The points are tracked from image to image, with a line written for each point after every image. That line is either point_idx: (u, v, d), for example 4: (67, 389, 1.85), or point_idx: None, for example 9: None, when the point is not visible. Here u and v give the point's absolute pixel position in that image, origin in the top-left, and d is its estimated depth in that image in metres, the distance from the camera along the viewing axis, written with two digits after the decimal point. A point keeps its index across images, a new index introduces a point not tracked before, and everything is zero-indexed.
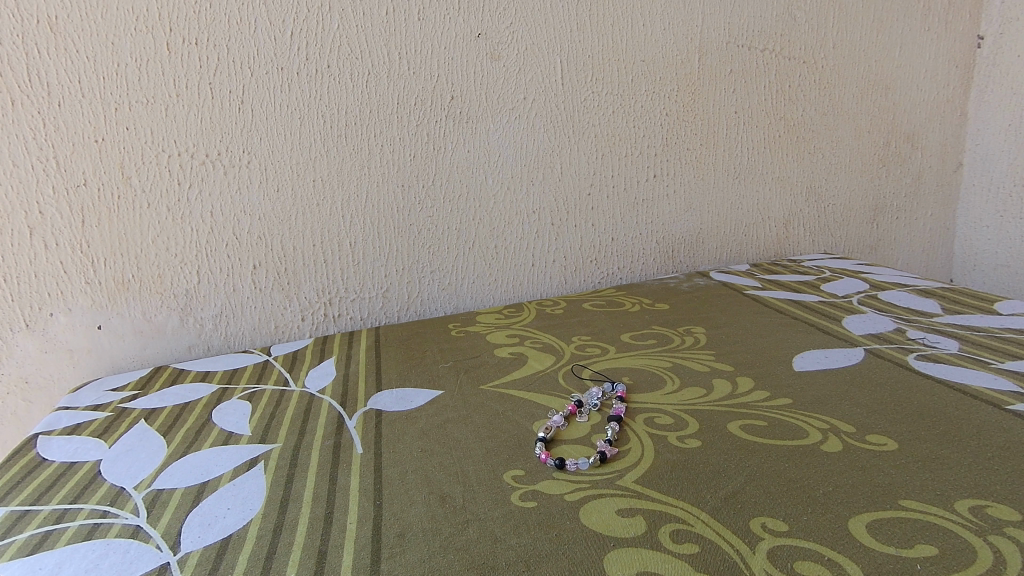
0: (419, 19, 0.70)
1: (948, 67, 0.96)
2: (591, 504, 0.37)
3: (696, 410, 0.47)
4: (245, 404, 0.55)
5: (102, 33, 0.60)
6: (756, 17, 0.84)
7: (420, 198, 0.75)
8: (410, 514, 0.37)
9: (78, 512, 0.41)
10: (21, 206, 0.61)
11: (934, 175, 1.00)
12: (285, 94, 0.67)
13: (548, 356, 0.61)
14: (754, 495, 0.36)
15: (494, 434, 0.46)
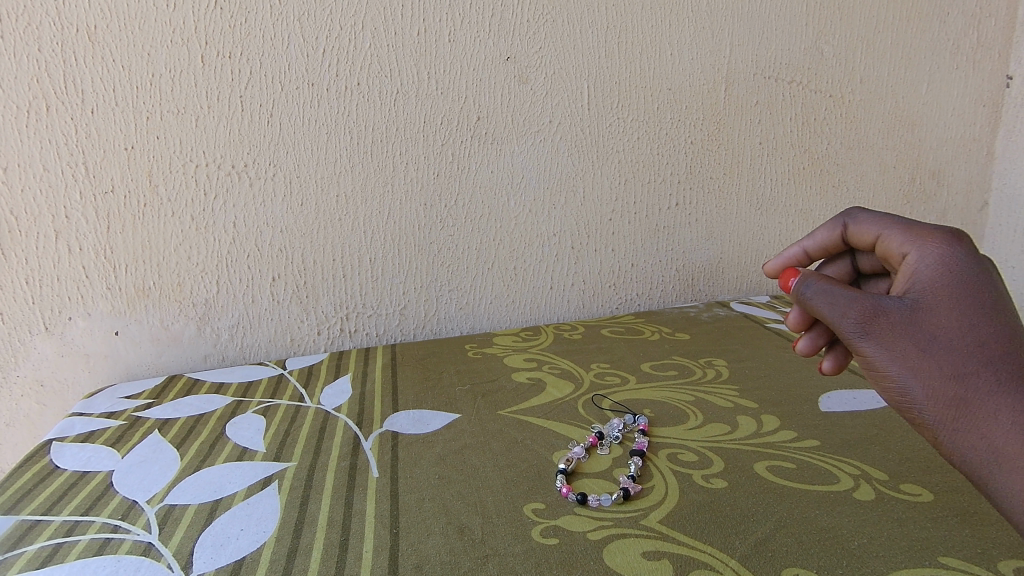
0: (450, 41, 0.70)
1: (976, 105, 0.95)
2: (614, 544, 0.36)
3: (721, 448, 0.46)
4: (259, 419, 0.55)
5: (139, 44, 0.61)
6: (784, 50, 0.84)
7: (442, 217, 0.75)
8: (428, 545, 0.36)
9: (90, 525, 0.40)
10: (48, 210, 0.62)
11: (959, 213, 0.99)
12: (314, 109, 0.68)
13: (567, 384, 0.60)
14: (785, 544, 0.35)
15: (514, 463, 0.45)
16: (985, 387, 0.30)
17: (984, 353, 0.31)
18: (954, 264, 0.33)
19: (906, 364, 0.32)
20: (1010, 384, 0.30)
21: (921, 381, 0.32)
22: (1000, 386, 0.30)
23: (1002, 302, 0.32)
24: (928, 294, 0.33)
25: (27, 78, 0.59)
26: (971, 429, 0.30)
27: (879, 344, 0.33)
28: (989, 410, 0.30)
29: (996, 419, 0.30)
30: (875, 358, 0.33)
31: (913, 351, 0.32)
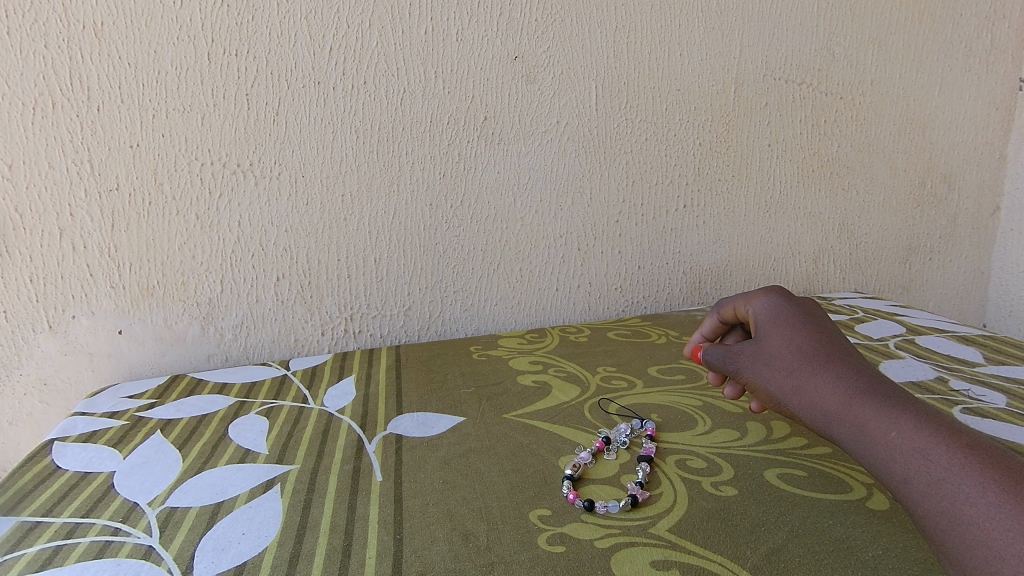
0: (457, 40, 0.70)
1: (988, 108, 0.94)
2: (622, 553, 0.35)
3: (730, 455, 0.45)
4: (262, 420, 0.54)
5: (145, 41, 0.61)
6: (795, 51, 0.83)
7: (448, 218, 0.74)
8: (432, 552, 0.36)
9: (90, 527, 0.40)
10: (53, 207, 0.62)
11: (970, 218, 0.98)
12: (320, 108, 0.67)
13: (573, 387, 0.59)
14: (798, 555, 0.34)
15: (519, 468, 0.44)
16: (806, 366, 0.40)
17: (802, 345, 0.41)
18: (770, 301, 0.46)
19: (754, 367, 0.42)
20: (823, 362, 0.39)
21: (770, 375, 0.41)
22: (818, 364, 0.39)
23: (812, 318, 0.44)
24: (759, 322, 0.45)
25: (33, 75, 0.59)
26: (807, 399, 0.38)
27: (736, 359, 0.44)
28: (814, 382, 0.39)
29: (822, 388, 0.38)
30: (742, 370, 0.43)
31: (758, 357, 0.42)
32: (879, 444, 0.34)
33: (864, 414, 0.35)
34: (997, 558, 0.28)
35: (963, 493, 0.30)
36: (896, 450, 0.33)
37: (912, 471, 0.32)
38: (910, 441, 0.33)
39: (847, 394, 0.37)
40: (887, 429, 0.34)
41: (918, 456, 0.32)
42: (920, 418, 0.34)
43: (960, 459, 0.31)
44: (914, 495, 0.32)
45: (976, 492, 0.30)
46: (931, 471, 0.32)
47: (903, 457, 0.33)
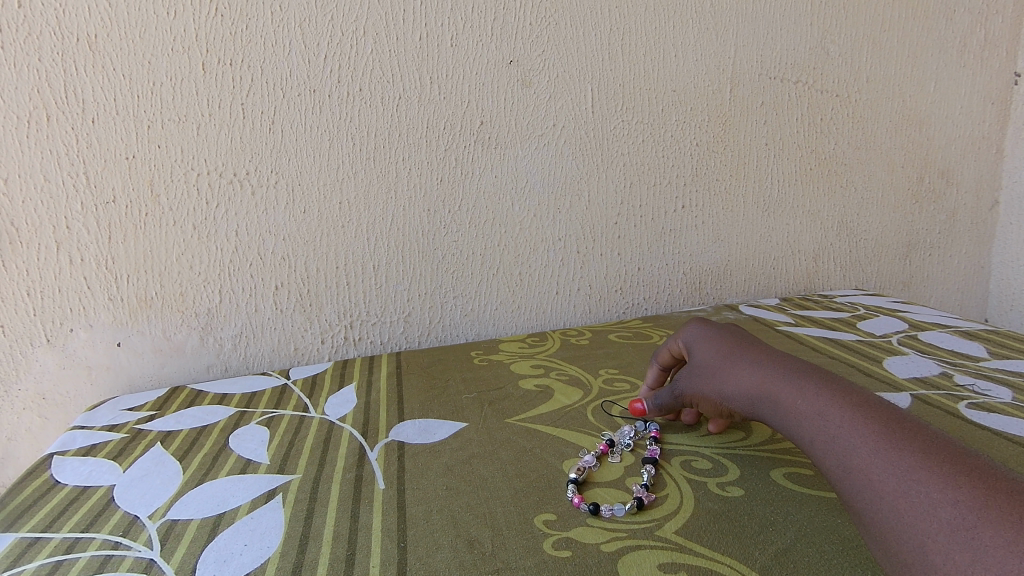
0: (452, 45, 0.70)
1: (984, 103, 0.94)
2: (629, 556, 0.35)
3: (736, 455, 0.45)
4: (263, 430, 0.54)
5: (140, 52, 0.61)
6: (789, 50, 0.83)
7: (446, 223, 0.74)
8: (436, 559, 0.35)
9: (90, 542, 0.39)
10: (49, 220, 0.61)
11: (969, 212, 0.98)
12: (316, 116, 0.67)
13: (575, 390, 0.59)
14: (807, 554, 0.34)
15: (523, 473, 0.44)
16: (731, 362, 0.46)
17: (726, 349, 0.48)
18: (695, 324, 0.53)
19: (691, 377, 0.48)
20: (743, 358, 0.46)
21: (703, 380, 0.47)
22: (739, 359, 0.46)
23: (734, 330, 0.51)
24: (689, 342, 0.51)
25: (27, 88, 0.58)
26: (734, 389, 0.44)
27: (677, 381, 0.49)
28: (735, 375, 0.45)
29: (744, 377, 0.44)
30: (683, 388, 0.48)
31: (693, 369, 0.48)
32: (793, 416, 0.39)
33: (778, 391, 0.41)
34: (877, 498, 0.32)
35: (852, 444, 0.35)
36: (806, 417, 0.38)
37: (817, 433, 0.37)
38: (814, 408, 0.38)
39: (765, 379, 0.43)
40: (799, 402, 0.39)
41: (820, 419, 0.37)
42: (822, 389, 0.39)
43: (852, 417, 0.36)
44: (819, 454, 0.36)
45: (863, 445, 0.34)
46: (829, 430, 0.36)
47: (810, 423, 0.38)
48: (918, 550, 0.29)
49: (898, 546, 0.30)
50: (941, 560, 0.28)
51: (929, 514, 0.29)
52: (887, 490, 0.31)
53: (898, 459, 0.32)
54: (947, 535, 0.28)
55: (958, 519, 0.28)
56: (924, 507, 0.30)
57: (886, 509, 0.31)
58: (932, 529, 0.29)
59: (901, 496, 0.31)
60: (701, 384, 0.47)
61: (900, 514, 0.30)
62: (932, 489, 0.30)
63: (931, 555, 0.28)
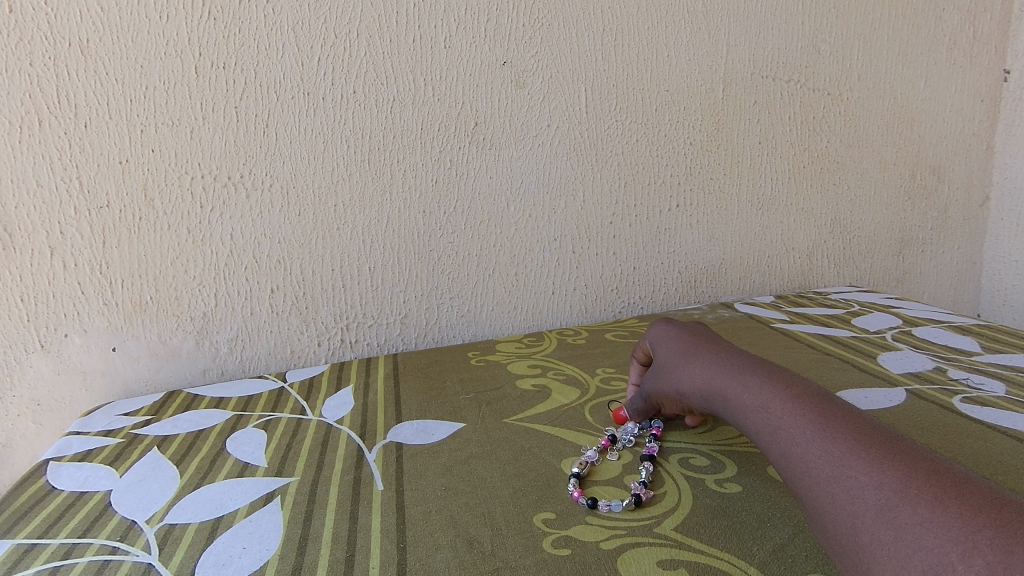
0: (446, 47, 0.70)
1: (973, 100, 0.95)
2: (629, 554, 0.35)
3: (733, 452, 0.45)
4: (260, 433, 0.54)
5: (132, 56, 0.61)
6: (781, 49, 0.84)
7: (441, 224, 0.74)
8: (436, 560, 0.35)
9: (87, 547, 0.39)
10: (42, 226, 0.61)
11: (960, 209, 0.99)
12: (310, 118, 0.67)
13: (573, 390, 0.59)
14: (805, 549, 0.34)
15: (521, 473, 0.44)
16: (687, 362, 0.47)
17: (684, 349, 0.48)
18: (660, 328, 0.54)
19: (655, 379, 0.49)
20: (699, 358, 0.46)
21: (665, 381, 0.48)
22: (695, 358, 0.46)
23: (695, 330, 0.51)
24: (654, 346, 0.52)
25: (19, 93, 0.58)
26: (690, 387, 0.45)
27: (645, 384, 0.50)
28: (689, 373, 0.46)
29: (699, 375, 0.45)
30: (649, 389, 0.49)
31: (657, 371, 0.49)
32: (740, 411, 0.40)
33: (727, 388, 0.42)
34: (813, 484, 0.32)
35: (792, 435, 0.35)
36: (752, 412, 0.39)
37: (762, 426, 0.37)
38: (758, 402, 0.39)
39: (717, 376, 0.43)
40: (745, 398, 0.40)
41: (764, 413, 0.38)
42: (766, 383, 0.39)
43: (792, 409, 0.36)
44: (764, 446, 0.37)
45: (801, 434, 0.35)
46: (772, 422, 0.37)
47: (756, 417, 0.38)
48: (847, 531, 0.29)
49: (830, 528, 0.30)
50: (869, 538, 0.28)
51: (856, 496, 0.30)
52: (822, 475, 0.32)
53: (832, 446, 0.33)
54: (872, 516, 0.29)
55: (884, 500, 0.29)
56: (853, 490, 0.30)
57: (820, 494, 0.32)
58: (859, 511, 0.29)
59: (833, 482, 0.31)
60: (663, 385, 0.48)
61: (831, 499, 0.31)
62: (859, 474, 0.31)
63: (859, 535, 0.29)
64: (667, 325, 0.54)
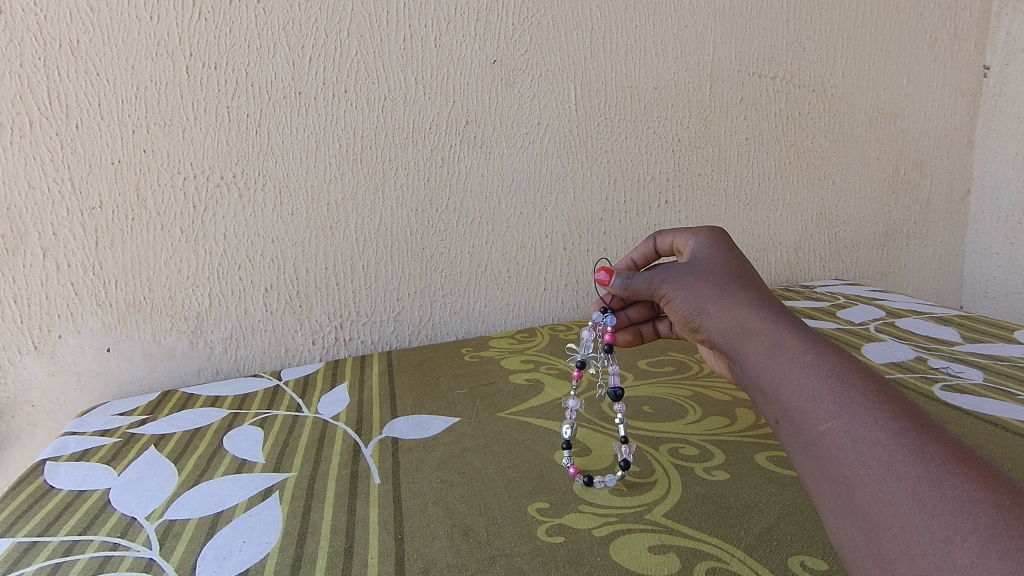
0: (436, 46, 0.71)
1: (955, 96, 0.97)
2: (621, 540, 0.36)
3: (721, 441, 0.47)
4: (257, 430, 0.54)
5: (123, 57, 0.61)
6: (766, 46, 0.85)
7: (433, 222, 0.75)
8: (433, 549, 0.36)
9: (87, 544, 0.40)
10: (35, 227, 0.61)
11: (943, 202, 1.01)
12: (302, 118, 0.67)
13: (565, 383, 0.60)
14: (789, 531, 0.36)
15: (515, 464, 0.45)
16: (733, 291, 0.39)
17: (732, 276, 0.41)
18: (714, 241, 0.46)
19: (682, 287, 0.42)
20: (749, 293, 0.39)
21: (694, 295, 0.41)
22: (743, 291, 0.39)
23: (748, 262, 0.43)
24: (696, 256, 0.44)
25: (10, 95, 0.58)
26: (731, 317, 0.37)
27: (667, 276, 0.43)
28: (735, 303, 0.38)
29: (743, 312, 0.37)
30: (666, 283, 0.43)
31: (690, 279, 0.42)
32: (791, 360, 0.32)
33: (780, 333, 0.34)
34: (893, 479, 0.25)
35: (870, 415, 0.28)
36: (809, 368, 0.31)
37: (823, 387, 0.30)
38: (825, 360, 0.31)
39: (769, 317, 0.36)
40: (806, 351, 0.32)
41: (831, 375, 0.30)
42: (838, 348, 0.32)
43: (872, 384, 0.29)
44: (815, 409, 0.29)
45: (884, 418, 0.27)
46: (843, 390, 0.29)
47: (813, 373, 0.31)
48: (933, 547, 0.23)
49: (905, 536, 0.24)
50: (967, 561, 0.22)
51: (965, 512, 0.23)
52: (909, 472, 0.25)
53: (926, 444, 0.26)
54: (982, 538, 0.22)
55: (1004, 523, 0.22)
56: (960, 504, 0.24)
57: (902, 494, 0.25)
58: (964, 529, 0.23)
59: (926, 485, 0.25)
60: (690, 300, 0.41)
61: (921, 506, 0.24)
62: (972, 489, 0.24)
63: (955, 556, 0.23)
64: (726, 240, 0.46)
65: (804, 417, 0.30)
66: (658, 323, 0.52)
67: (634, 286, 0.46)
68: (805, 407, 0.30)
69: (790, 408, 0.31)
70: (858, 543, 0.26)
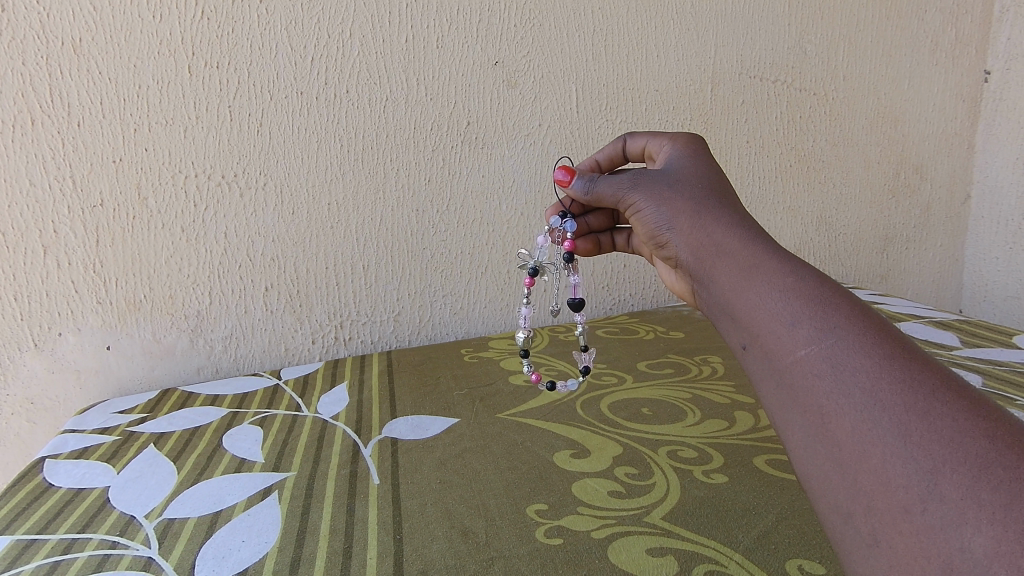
0: (438, 47, 0.71)
1: (956, 100, 0.97)
2: (619, 542, 0.36)
3: (719, 443, 0.47)
4: (256, 429, 0.54)
5: (125, 56, 0.61)
6: (768, 50, 0.85)
7: (434, 223, 0.75)
8: (432, 550, 0.36)
9: (87, 542, 0.40)
10: (36, 225, 0.61)
11: (943, 206, 1.01)
12: (304, 118, 0.68)
13: (565, 385, 0.60)
14: (787, 535, 0.36)
15: (514, 466, 0.45)
16: (709, 209, 0.40)
17: (708, 194, 0.41)
18: (693, 153, 0.46)
19: (655, 198, 0.43)
20: (727, 213, 0.39)
21: (668, 210, 0.42)
22: (719, 211, 0.39)
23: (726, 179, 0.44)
24: (673, 167, 0.45)
25: (12, 92, 0.58)
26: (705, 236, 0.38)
27: (641, 190, 0.44)
28: (710, 223, 0.39)
29: (719, 230, 0.38)
30: (639, 198, 0.44)
31: (666, 192, 0.43)
32: (769, 285, 0.32)
33: (759, 255, 0.35)
34: (878, 408, 0.26)
35: (852, 341, 0.28)
36: (788, 292, 0.31)
37: (804, 312, 0.30)
38: (805, 285, 0.31)
39: (746, 238, 0.36)
40: (785, 275, 0.32)
41: (809, 300, 0.30)
42: (810, 269, 0.32)
43: (853, 311, 0.29)
44: (794, 335, 0.30)
45: (867, 346, 0.28)
46: (825, 317, 0.29)
47: (793, 298, 0.31)
48: (918, 478, 0.24)
49: (887, 467, 0.24)
50: (957, 493, 0.23)
51: (955, 441, 0.24)
52: (894, 401, 0.26)
53: (913, 369, 0.26)
54: (970, 469, 0.23)
55: (992, 453, 0.23)
56: (950, 433, 0.24)
57: (887, 423, 0.25)
58: (953, 460, 0.23)
59: (914, 414, 0.25)
60: (663, 213, 0.42)
61: (908, 435, 0.25)
62: (960, 417, 0.24)
63: (942, 487, 0.23)
64: (704, 153, 0.46)
65: (782, 343, 0.30)
66: (615, 234, 0.58)
67: (598, 190, 0.47)
68: (784, 333, 0.30)
69: (765, 333, 0.31)
70: (830, 475, 0.26)
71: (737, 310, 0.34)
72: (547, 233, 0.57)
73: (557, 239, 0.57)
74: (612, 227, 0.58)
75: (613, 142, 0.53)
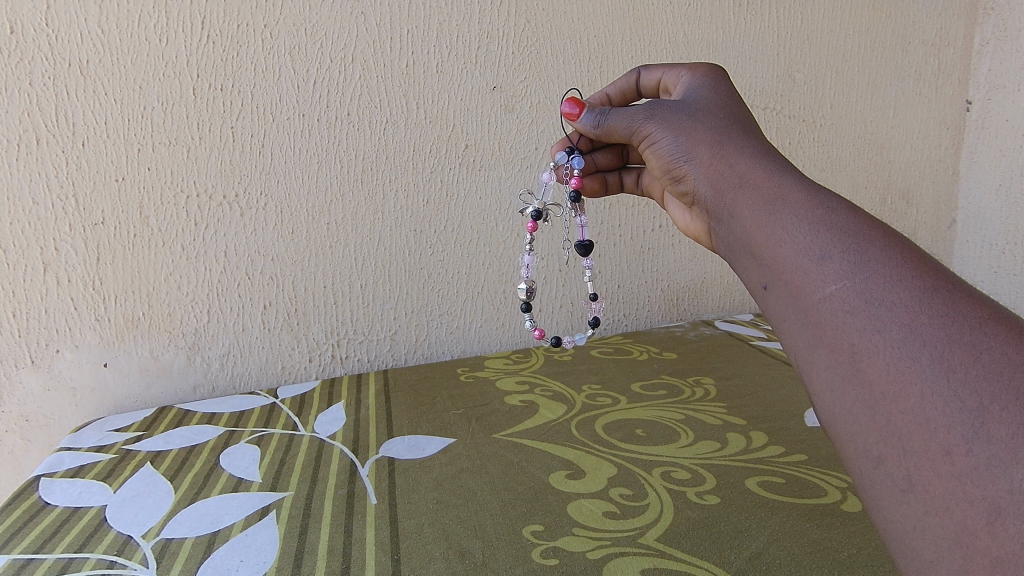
0: (437, 72, 0.73)
1: (939, 128, 1.00)
2: (614, 563, 0.37)
3: (712, 465, 0.48)
4: (253, 449, 0.55)
5: (131, 78, 0.62)
6: (758, 78, 0.88)
7: (432, 243, 0.76)
8: (429, 571, 0.37)
9: (84, 561, 0.40)
10: (37, 242, 0.62)
11: (929, 231, 1.03)
12: (306, 139, 0.69)
13: (560, 405, 0.61)
14: (779, 556, 0.37)
15: (511, 486, 0.46)
16: (732, 142, 0.41)
17: (729, 125, 0.43)
18: (712, 82, 0.47)
19: (672, 129, 0.44)
20: (747, 144, 0.40)
21: (687, 142, 0.43)
22: (742, 144, 0.41)
23: (745, 106, 0.45)
24: (691, 96, 0.46)
25: (18, 112, 0.59)
26: (727, 172, 0.40)
27: (657, 121, 0.45)
28: (731, 157, 0.40)
29: (741, 162, 0.39)
30: (655, 130, 0.45)
31: (684, 123, 0.44)
32: (796, 219, 0.33)
33: (783, 189, 0.36)
34: (916, 344, 0.26)
35: (886, 274, 0.29)
36: (818, 224, 0.32)
37: (834, 247, 0.31)
38: (833, 218, 0.32)
39: (769, 171, 0.37)
40: (815, 209, 0.33)
41: (837, 233, 0.31)
42: (836, 199, 0.33)
43: (887, 242, 0.30)
44: (823, 271, 0.31)
45: (903, 280, 0.28)
46: (859, 250, 0.30)
47: (821, 232, 0.32)
48: (963, 417, 0.24)
49: (928, 407, 0.25)
50: (1003, 439, 0.23)
51: (1004, 374, 0.24)
52: (936, 338, 0.26)
53: (955, 303, 0.27)
54: (1015, 418, 0.24)
55: None
56: (999, 367, 0.25)
57: (928, 361, 0.26)
58: (1002, 398, 0.24)
59: (959, 349, 0.26)
60: (680, 143, 0.43)
61: (954, 370, 0.25)
62: (1009, 350, 0.25)
63: (990, 424, 0.24)
64: (723, 82, 0.47)
65: (812, 281, 0.31)
66: (623, 173, 0.60)
67: (609, 122, 0.48)
68: (813, 269, 0.31)
69: (792, 270, 0.32)
70: (860, 420, 0.28)
71: (762, 246, 0.35)
72: (553, 169, 0.59)
73: (563, 175, 0.58)
74: (620, 167, 0.60)
75: (626, 74, 0.54)
